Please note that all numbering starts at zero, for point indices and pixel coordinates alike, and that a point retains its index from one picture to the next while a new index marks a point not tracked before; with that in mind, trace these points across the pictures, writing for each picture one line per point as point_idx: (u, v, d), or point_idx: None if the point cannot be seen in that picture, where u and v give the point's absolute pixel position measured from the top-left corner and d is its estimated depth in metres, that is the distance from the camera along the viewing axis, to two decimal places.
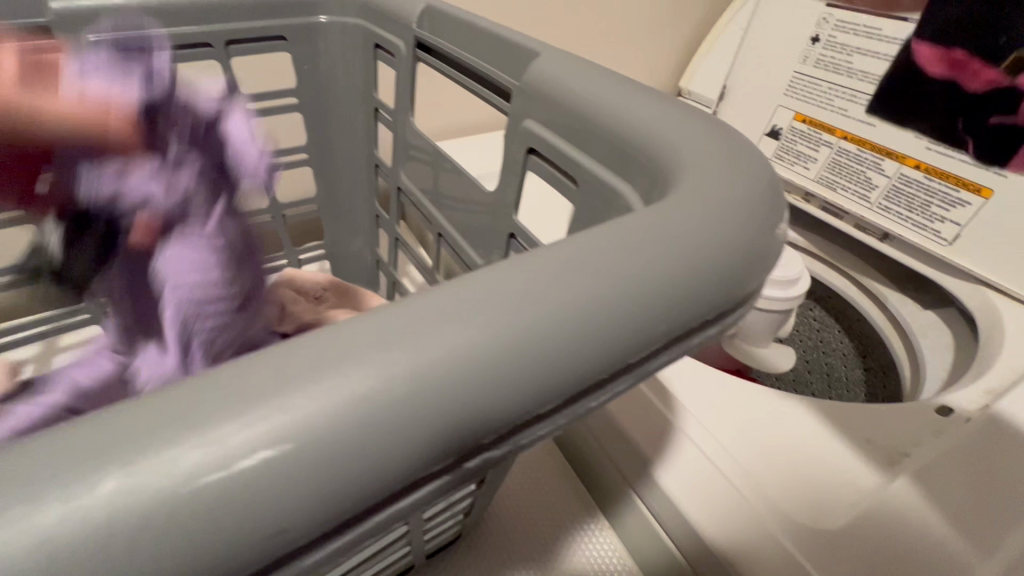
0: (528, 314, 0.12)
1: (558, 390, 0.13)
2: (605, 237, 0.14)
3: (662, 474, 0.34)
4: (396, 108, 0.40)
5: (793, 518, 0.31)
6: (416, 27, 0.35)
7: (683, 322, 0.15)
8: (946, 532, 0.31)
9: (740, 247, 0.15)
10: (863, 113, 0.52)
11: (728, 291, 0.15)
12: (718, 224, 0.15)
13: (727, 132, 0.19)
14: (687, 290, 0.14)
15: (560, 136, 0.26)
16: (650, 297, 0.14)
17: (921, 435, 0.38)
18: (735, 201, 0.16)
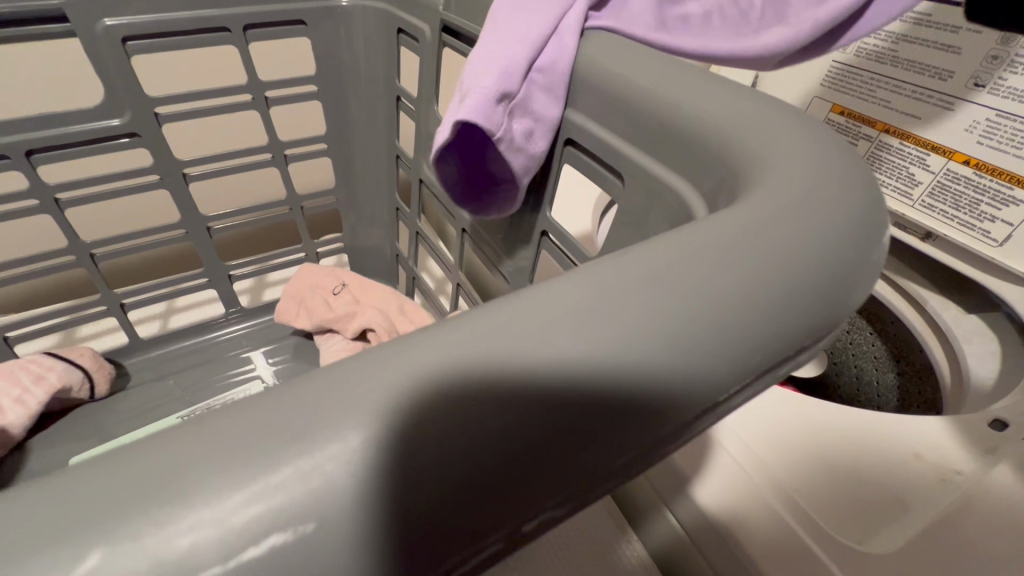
0: (601, 350, 0.12)
1: (608, 438, 0.12)
2: (657, 259, 0.13)
3: (700, 489, 0.33)
4: (419, 95, 0.38)
5: (829, 534, 0.30)
6: (442, 10, 0.33)
7: (762, 352, 0.13)
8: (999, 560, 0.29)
9: (828, 270, 0.14)
10: (906, 105, 0.49)
11: (805, 322, 0.14)
12: (801, 237, 0.14)
13: (802, 121, 0.17)
14: (771, 322, 0.13)
15: (598, 131, 0.24)
16: (727, 327, 0.13)
17: (975, 450, 0.35)
18: (824, 211, 0.14)
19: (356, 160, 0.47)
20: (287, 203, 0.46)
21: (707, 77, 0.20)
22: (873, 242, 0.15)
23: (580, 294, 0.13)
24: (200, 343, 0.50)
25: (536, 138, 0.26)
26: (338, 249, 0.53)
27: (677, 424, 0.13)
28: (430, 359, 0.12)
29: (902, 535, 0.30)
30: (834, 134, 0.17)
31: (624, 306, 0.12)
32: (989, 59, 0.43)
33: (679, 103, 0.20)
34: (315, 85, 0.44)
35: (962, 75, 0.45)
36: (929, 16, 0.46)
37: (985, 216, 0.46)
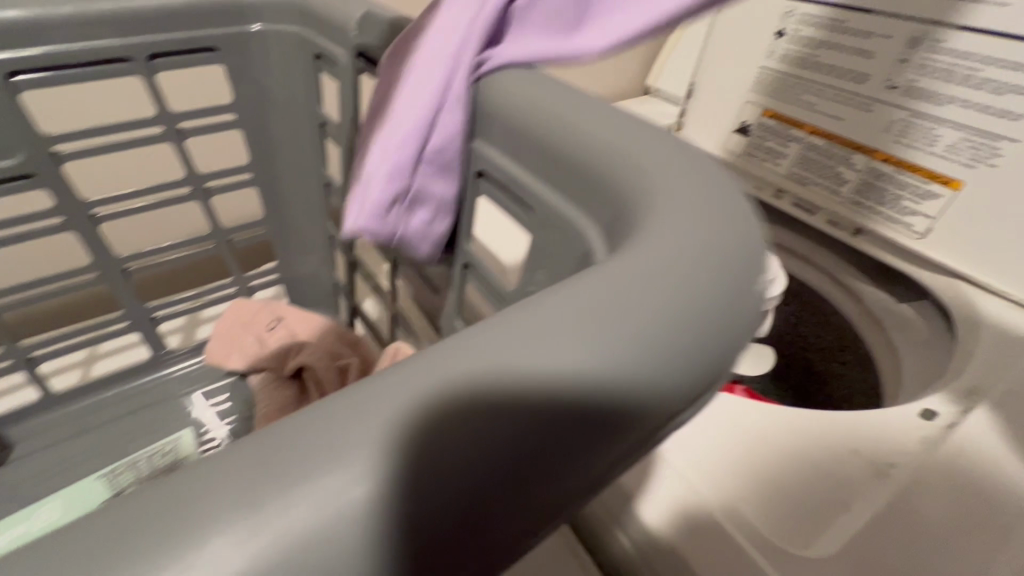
0: (485, 429, 0.13)
1: (492, 514, 0.13)
2: (534, 330, 0.14)
3: (644, 511, 0.32)
4: (342, 121, 0.37)
5: (770, 541, 0.31)
6: (355, 35, 0.32)
7: (643, 410, 0.14)
8: (928, 549, 0.31)
9: (709, 333, 0.15)
10: (830, 107, 0.52)
11: (681, 385, 0.15)
12: (682, 300, 0.15)
13: (696, 158, 0.17)
14: (654, 389, 0.14)
15: (509, 163, 0.23)
16: (604, 397, 0.14)
17: (908, 443, 0.38)
18: (708, 270, 0.15)
19: (284, 188, 0.45)
20: (212, 236, 0.44)
21: (607, 110, 0.20)
22: (754, 290, 0.16)
23: (462, 369, 0.13)
24: (126, 391, 0.47)
25: (438, 220, 0.29)
26: (274, 280, 0.50)
27: (567, 491, 0.14)
28: (321, 446, 0.12)
29: (842, 537, 0.31)
30: (726, 174, 0.17)
31: (514, 377, 0.13)
32: (902, 62, 0.46)
33: (577, 141, 0.19)
34: (234, 114, 0.42)
35: (877, 77, 0.48)
36: (844, 22, 0.50)
37: (908, 210, 0.49)
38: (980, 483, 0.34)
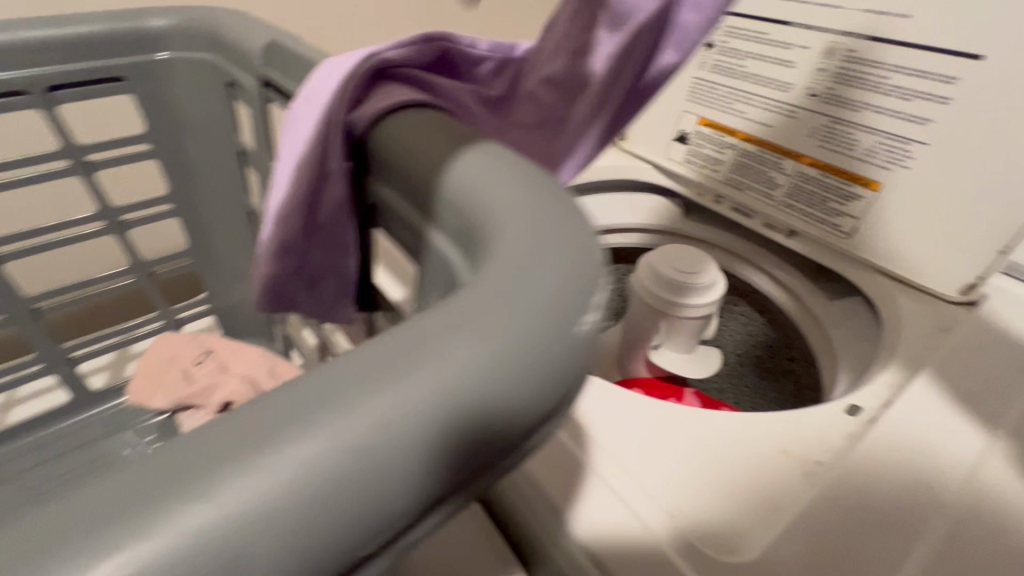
0: (358, 457, 0.15)
1: (372, 520, 0.16)
2: (400, 372, 0.17)
3: (573, 526, 0.32)
4: (257, 150, 0.37)
5: (700, 547, 0.32)
6: (260, 65, 0.32)
7: (498, 429, 0.18)
8: (847, 540, 0.32)
9: (544, 361, 0.18)
10: (754, 117, 0.65)
11: (530, 406, 0.18)
12: (519, 332, 0.18)
13: (550, 211, 0.20)
14: (506, 412, 0.18)
15: (402, 203, 0.25)
16: (463, 423, 0.17)
17: (834, 440, 0.40)
18: (551, 313, 0.18)
19: (206, 218, 0.44)
20: (131, 270, 0.43)
21: (486, 165, 0.22)
22: (585, 325, 0.19)
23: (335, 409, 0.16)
24: (44, 437, 0.45)
25: (327, 283, 0.34)
26: (204, 310, 0.49)
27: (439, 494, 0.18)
28: (245, 447, 0.15)
29: (765, 539, 0.32)
30: (580, 220, 0.20)
31: (383, 414, 0.16)
32: (818, 70, 0.58)
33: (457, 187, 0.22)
34: (149, 144, 0.41)
35: (798, 88, 0.60)
36: (767, 35, 0.61)
37: (834, 211, 0.61)
38: (899, 472, 0.36)
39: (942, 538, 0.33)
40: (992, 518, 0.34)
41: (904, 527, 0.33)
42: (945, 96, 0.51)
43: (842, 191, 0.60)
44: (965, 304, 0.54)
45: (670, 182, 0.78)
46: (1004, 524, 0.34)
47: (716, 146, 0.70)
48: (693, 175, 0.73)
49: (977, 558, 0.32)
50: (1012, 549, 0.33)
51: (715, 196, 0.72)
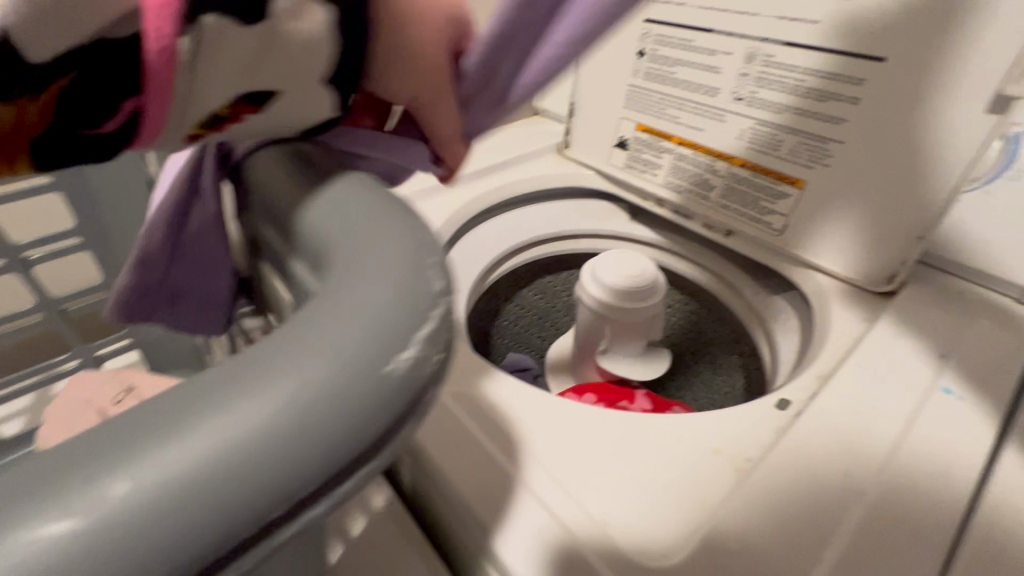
0: (165, 488, 0.14)
1: (183, 560, 0.14)
2: (220, 393, 0.16)
3: (499, 540, 0.33)
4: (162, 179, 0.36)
5: (621, 550, 0.33)
6: None
7: (341, 450, 0.16)
8: (763, 538, 0.34)
9: (344, 405, 0.16)
10: (689, 122, 0.66)
11: (375, 421, 0.17)
12: (319, 372, 0.16)
13: (395, 226, 0.21)
14: (348, 431, 0.16)
15: (274, 234, 0.25)
16: (295, 445, 0.16)
17: (765, 435, 0.41)
18: (392, 320, 0.18)
19: None
20: (39, 307, 0.42)
21: (337, 193, 0.23)
22: (401, 366, 0.18)
23: (138, 439, 0.14)
24: None
25: (184, 301, 0.36)
26: (125, 343, 0.48)
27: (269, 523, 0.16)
28: (109, 457, 0.14)
29: (689, 532, 0.34)
30: (418, 256, 0.20)
31: (192, 438, 0.15)
32: (742, 75, 0.60)
33: (318, 220, 0.22)
34: (52, 179, 0.40)
35: (724, 92, 0.62)
36: (692, 43, 0.63)
37: (767, 209, 0.63)
38: (822, 465, 0.38)
39: (859, 532, 0.34)
40: (910, 508, 0.36)
41: (821, 520, 0.34)
42: (854, 97, 0.53)
43: (771, 190, 0.62)
44: (886, 294, 0.56)
45: (613, 187, 0.79)
46: (921, 514, 0.35)
47: (654, 150, 0.71)
48: (637, 183, 0.75)
49: (893, 550, 0.33)
50: (927, 536, 0.34)
51: (658, 198, 0.74)
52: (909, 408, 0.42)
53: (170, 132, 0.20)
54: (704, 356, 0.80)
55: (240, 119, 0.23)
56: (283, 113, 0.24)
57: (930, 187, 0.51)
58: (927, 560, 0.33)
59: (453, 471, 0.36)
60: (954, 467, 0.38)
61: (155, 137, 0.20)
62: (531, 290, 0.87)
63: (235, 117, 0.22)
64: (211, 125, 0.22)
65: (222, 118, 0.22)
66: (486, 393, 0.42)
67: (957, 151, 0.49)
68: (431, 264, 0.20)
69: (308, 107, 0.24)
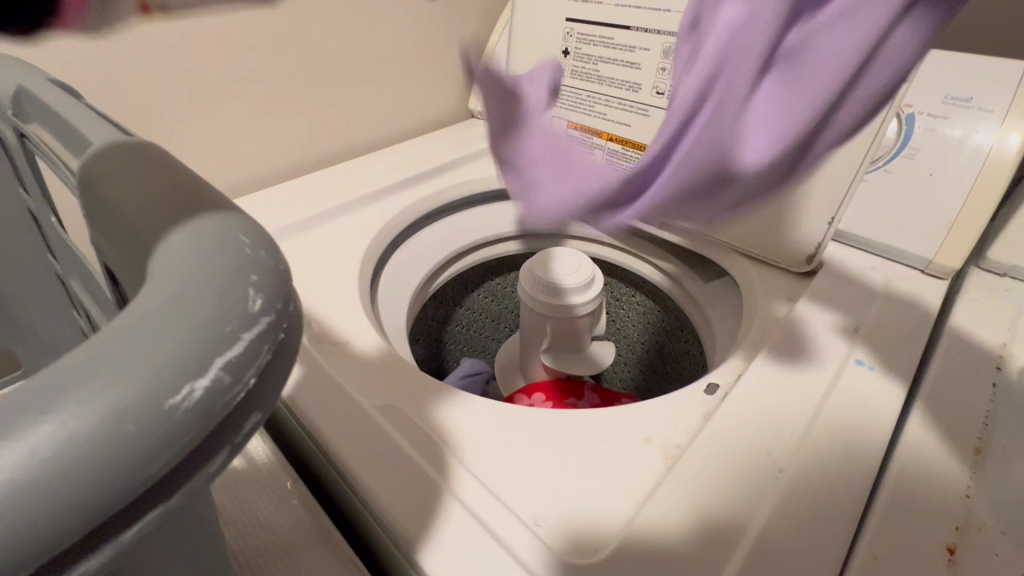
0: None
1: None
2: None
3: (426, 556, 0.32)
4: (37, 204, 0.33)
5: (551, 550, 0.33)
6: (11, 115, 0.29)
7: (108, 489, 0.12)
8: (689, 524, 0.34)
9: (108, 454, 0.12)
10: (616, 118, 0.67)
11: (157, 449, 0.13)
12: (74, 392, 0.12)
13: (223, 212, 0.17)
14: (112, 465, 0.12)
15: (110, 245, 0.22)
16: (26, 488, 0.11)
17: (695, 421, 0.42)
18: (186, 320, 0.14)
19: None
20: None
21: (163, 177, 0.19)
22: (195, 397, 0.13)
23: None
24: None
25: None
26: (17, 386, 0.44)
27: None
28: None
29: (613, 529, 0.34)
30: (242, 252, 0.15)
31: None
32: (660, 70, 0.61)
33: (142, 217, 0.18)
34: None
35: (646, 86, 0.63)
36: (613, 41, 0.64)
37: None
38: (747, 447, 0.39)
39: (780, 508, 0.35)
40: (830, 479, 0.37)
41: (745, 502, 0.35)
42: None
43: None
44: (807, 274, 0.58)
45: None
46: (839, 483, 0.37)
47: (585, 148, 0.71)
48: None
49: (814, 521, 0.35)
50: (843, 506, 0.36)
51: None
52: (828, 381, 0.44)
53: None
54: (654, 347, 0.81)
55: None
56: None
57: (839, 170, 0.53)
58: (843, 527, 0.35)
59: (378, 487, 0.35)
60: (867, 435, 0.40)
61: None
62: (478, 293, 0.86)
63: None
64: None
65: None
66: (418, 402, 0.42)
67: (859, 136, 0.51)
68: (262, 260, 0.16)
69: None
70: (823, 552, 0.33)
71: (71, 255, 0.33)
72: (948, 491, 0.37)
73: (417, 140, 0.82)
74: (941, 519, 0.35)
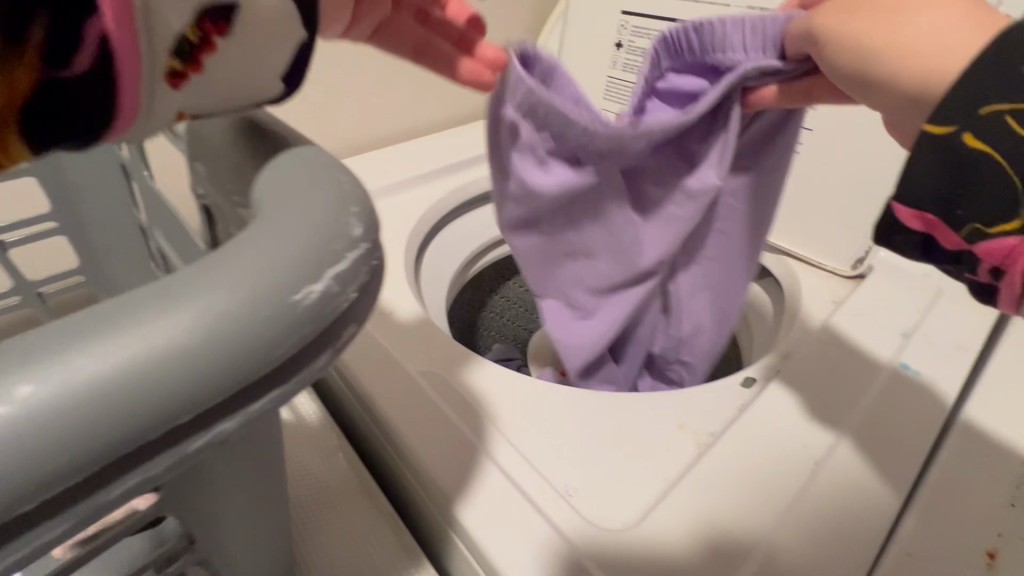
0: (35, 389, 0.12)
1: (64, 469, 0.12)
2: (117, 303, 0.14)
3: (465, 512, 0.33)
4: (133, 158, 0.37)
5: (587, 518, 0.34)
6: None
7: (241, 364, 0.14)
8: (724, 507, 0.35)
9: (243, 334, 0.14)
10: None
11: (281, 336, 0.15)
12: (217, 282, 0.14)
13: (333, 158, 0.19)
14: (247, 345, 0.14)
15: (209, 185, 0.25)
16: (184, 354, 0.13)
17: (731, 412, 0.42)
18: (306, 230, 0.15)
19: (93, 236, 0.43)
20: (16, 291, 0.41)
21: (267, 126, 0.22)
22: (312, 299, 0.15)
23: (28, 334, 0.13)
24: None
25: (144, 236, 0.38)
26: None
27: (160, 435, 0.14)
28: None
29: (645, 505, 0.35)
30: (343, 187, 0.17)
31: (77, 337, 0.13)
32: None
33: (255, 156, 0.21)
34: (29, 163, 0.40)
35: None
36: None
37: None
38: (784, 439, 0.39)
39: (815, 500, 0.36)
40: (864, 476, 0.37)
41: (783, 491, 0.36)
42: None
43: None
44: (855, 279, 0.56)
45: None
46: (875, 484, 0.37)
47: None
48: None
49: (846, 513, 0.35)
50: (878, 504, 0.36)
51: None
52: (870, 385, 0.43)
53: (146, 90, 0.18)
54: None
55: (212, 51, 0.19)
56: (263, 49, 0.20)
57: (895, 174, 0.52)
58: (876, 526, 0.35)
59: (420, 445, 0.37)
60: (909, 439, 0.40)
61: (136, 92, 0.18)
62: (511, 282, 0.87)
63: (210, 47, 0.19)
64: (186, 70, 0.19)
65: (186, 69, 0.19)
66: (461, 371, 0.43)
67: None
68: (358, 195, 0.18)
69: (282, 28, 0.20)
70: (857, 546, 0.34)
71: (157, 203, 0.36)
72: (993, 500, 0.37)
73: (465, 127, 0.84)
74: (984, 526, 0.35)
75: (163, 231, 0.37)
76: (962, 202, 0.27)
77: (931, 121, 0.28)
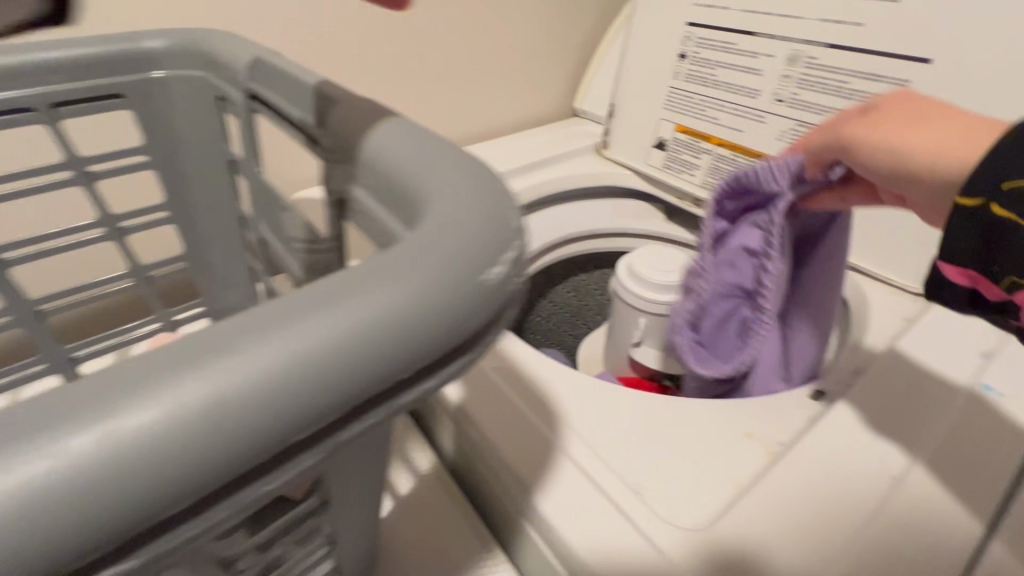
0: (316, 346, 0.16)
1: (328, 405, 0.17)
2: (351, 279, 0.18)
3: (544, 502, 0.35)
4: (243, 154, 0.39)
5: (664, 517, 0.35)
6: (247, 79, 0.35)
7: (440, 333, 0.18)
8: (800, 518, 0.35)
9: (446, 312, 0.18)
10: (728, 124, 0.66)
11: (469, 315, 0.19)
12: (423, 269, 0.18)
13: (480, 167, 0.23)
14: (448, 320, 0.18)
15: (346, 183, 0.28)
16: (407, 325, 0.18)
17: (800, 424, 0.42)
18: (481, 229, 0.20)
19: (199, 227, 0.47)
20: (131, 274, 0.45)
21: (410, 130, 0.26)
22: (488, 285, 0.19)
23: (296, 302, 0.17)
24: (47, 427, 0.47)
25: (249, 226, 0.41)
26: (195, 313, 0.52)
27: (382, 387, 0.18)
28: (274, 319, 0.17)
29: (718, 509, 0.36)
30: (498, 192, 0.21)
31: (337, 307, 0.17)
32: (783, 77, 0.60)
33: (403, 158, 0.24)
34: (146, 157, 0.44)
35: (766, 93, 0.62)
36: (735, 45, 0.64)
37: None
38: (857, 455, 0.39)
39: (891, 518, 0.35)
40: (942, 497, 0.37)
41: (859, 507, 0.36)
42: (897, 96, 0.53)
43: None
44: None
45: (650, 187, 0.79)
46: (953, 506, 0.36)
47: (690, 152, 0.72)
48: (678, 183, 0.75)
49: (924, 534, 0.35)
50: (956, 526, 0.35)
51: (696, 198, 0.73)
52: (945, 404, 0.42)
53: None
54: None
55: None
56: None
57: None
58: (954, 549, 0.34)
59: (496, 435, 0.39)
60: (988, 463, 0.39)
61: None
62: (563, 286, 0.88)
63: None
64: None
65: None
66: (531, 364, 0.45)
67: None
68: (507, 198, 0.21)
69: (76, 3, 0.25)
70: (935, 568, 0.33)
71: (264, 196, 0.39)
72: None
73: (523, 133, 0.85)
74: None
75: (267, 223, 0.40)
76: (999, 262, 0.30)
77: (962, 194, 0.30)
